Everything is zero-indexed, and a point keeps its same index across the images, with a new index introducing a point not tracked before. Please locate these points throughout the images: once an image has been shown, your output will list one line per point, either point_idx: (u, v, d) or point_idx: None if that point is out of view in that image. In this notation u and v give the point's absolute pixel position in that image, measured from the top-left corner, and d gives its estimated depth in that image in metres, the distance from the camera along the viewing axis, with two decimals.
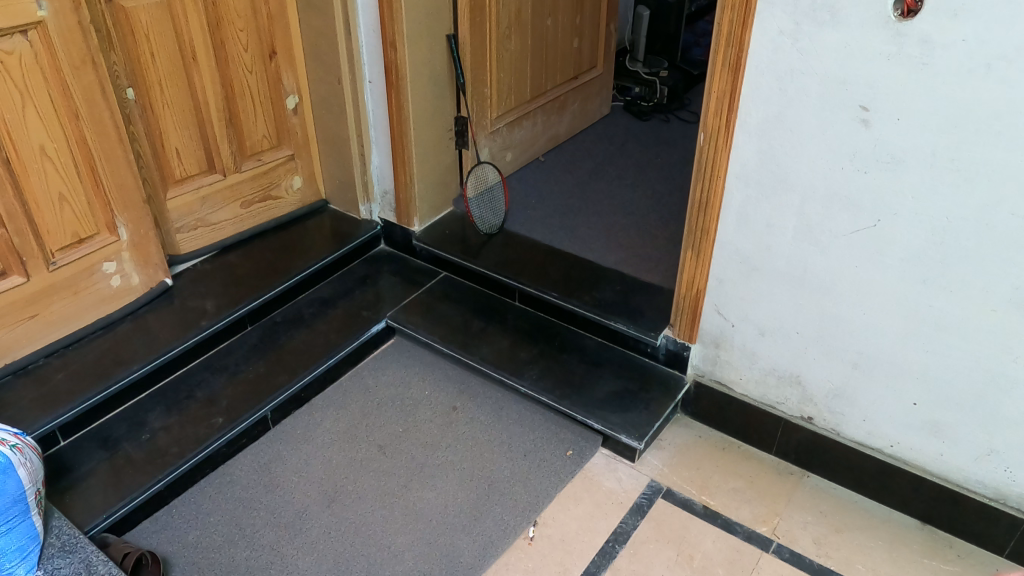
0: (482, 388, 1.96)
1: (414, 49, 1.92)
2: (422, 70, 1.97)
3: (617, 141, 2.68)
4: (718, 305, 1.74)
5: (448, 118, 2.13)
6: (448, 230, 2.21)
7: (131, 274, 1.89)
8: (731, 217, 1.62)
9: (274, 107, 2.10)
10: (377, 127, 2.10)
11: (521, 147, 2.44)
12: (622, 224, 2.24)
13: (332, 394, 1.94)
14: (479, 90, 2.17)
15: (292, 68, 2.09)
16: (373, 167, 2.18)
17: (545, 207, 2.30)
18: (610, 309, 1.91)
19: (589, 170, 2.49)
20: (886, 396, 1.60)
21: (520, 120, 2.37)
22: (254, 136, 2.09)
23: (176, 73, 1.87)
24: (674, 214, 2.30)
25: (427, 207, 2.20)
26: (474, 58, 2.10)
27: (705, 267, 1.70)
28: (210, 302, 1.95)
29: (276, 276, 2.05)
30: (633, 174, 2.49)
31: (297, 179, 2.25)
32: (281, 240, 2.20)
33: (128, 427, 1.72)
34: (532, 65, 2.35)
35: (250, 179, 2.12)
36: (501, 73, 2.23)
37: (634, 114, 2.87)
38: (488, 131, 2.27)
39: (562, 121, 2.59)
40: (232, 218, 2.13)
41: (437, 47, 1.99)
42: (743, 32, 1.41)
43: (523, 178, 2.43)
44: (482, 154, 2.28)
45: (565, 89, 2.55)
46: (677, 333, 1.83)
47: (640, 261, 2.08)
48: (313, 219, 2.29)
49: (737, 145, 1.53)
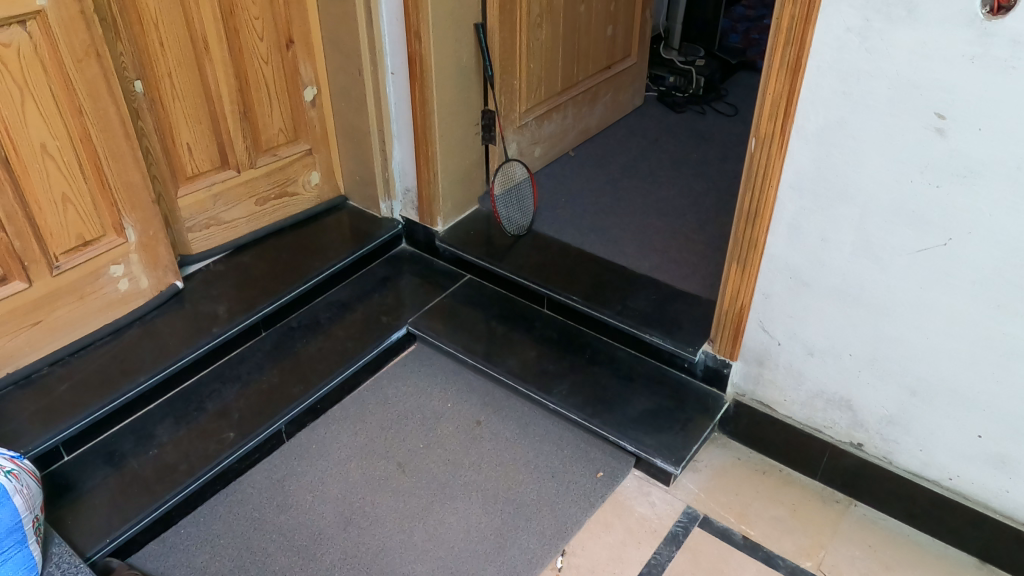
0: (507, 401, 1.86)
1: (439, 39, 1.79)
2: (447, 61, 1.85)
3: (651, 135, 2.54)
4: (763, 322, 1.61)
5: (474, 112, 2.00)
6: (472, 229, 2.08)
7: (139, 277, 1.80)
8: (782, 230, 1.48)
9: (290, 99, 1.99)
10: (399, 122, 1.98)
11: (550, 141, 2.30)
12: (656, 226, 2.11)
13: (350, 405, 1.84)
14: (507, 82, 2.04)
15: (310, 58, 1.97)
16: (394, 163, 2.06)
17: (575, 207, 2.17)
18: (645, 321, 1.79)
19: (621, 167, 2.36)
20: (947, 426, 1.48)
21: (549, 113, 2.24)
22: (269, 130, 1.98)
23: (186, 64, 1.76)
24: (712, 215, 2.16)
25: (451, 206, 2.08)
26: (503, 48, 1.97)
27: (751, 282, 1.57)
28: (222, 307, 1.86)
29: (292, 278, 1.95)
30: (667, 172, 2.35)
31: (315, 174, 2.13)
32: (297, 239, 2.09)
33: (134, 441, 1.64)
34: (564, 55, 2.21)
35: (265, 175, 2.02)
36: (531, 63, 2.09)
37: (669, 105, 2.72)
38: (517, 125, 2.14)
39: (593, 114, 2.45)
40: (246, 217, 2.03)
41: (464, 37, 1.86)
42: (806, 29, 1.27)
43: (552, 174, 2.30)
44: (509, 150, 2.16)
45: (598, 79, 2.41)
46: (717, 349, 1.70)
47: (676, 268, 1.95)
48: (331, 217, 2.18)
49: (792, 153, 1.39)
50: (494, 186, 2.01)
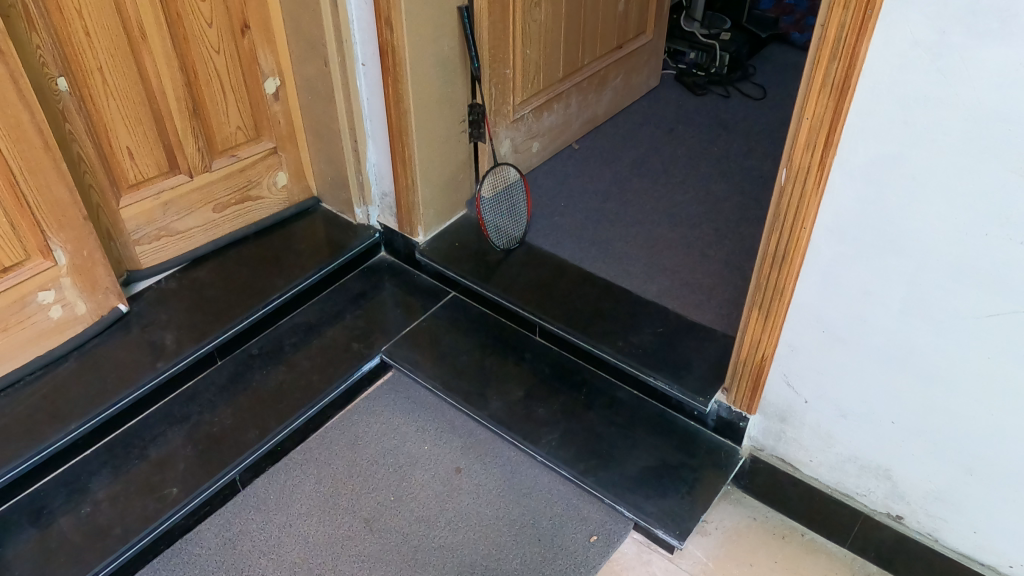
0: (491, 445, 1.64)
1: (414, 27, 1.51)
2: (425, 52, 1.57)
3: (666, 124, 2.26)
4: (788, 376, 1.37)
5: (459, 108, 1.73)
6: (458, 241, 1.83)
7: (75, 303, 1.59)
8: (815, 278, 1.23)
9: (249, 93, 1.73)
10: (372, 119, 1.72)
11: (550, 134, 2.03)
12: (668, 239, 1.85)
13: (315, 446, 1.63)
14: (499, 72, 1.76)
15: (271, 44, 1.70)
16: (369, 165, 1.81)
17: (576, 213, 1.91)
18: (650, 361, 1.55)
19: (631, 163, 2.09)
20: (1010, 512, 1.23)
21: (549, 104, 1.96)
22: (225, 129, 1.73)
23: (120, 57, 1.50)
24: (732, 224, 1.90)
25: (434, 214, 1.83)
26: (493, 34, 1.69)
27: (776, 332, 1.32)
28: (170, 335, 1.64)
29: (252, 298, 1.73)
30: (683, 170, 2.08)
31: (282, 175, 1.88)
32: (262, 250, 1.86)
33: (66, 497, 1.45)
34: (566, 37, 1.92)
35: (222, 179, 1.77)
36: (527, 49, 1.81)
37: (688, 87, 2.43)
38: (510, 119, 1.87)
39: (601, 101, 2.17)
40: (203, 226, 1.80)
41: (445, 24, 1.58)
42: (859, 40, 1.00)
43: (551, 173, 2.04)
44: (501, 147, 1.90)
45: (607, 61, 2.12)
46: (732, 400, 1.47)
47: (688, 293, 1.70)
48: (302, 223, 1.94)
49: (832, 189, 1.13)
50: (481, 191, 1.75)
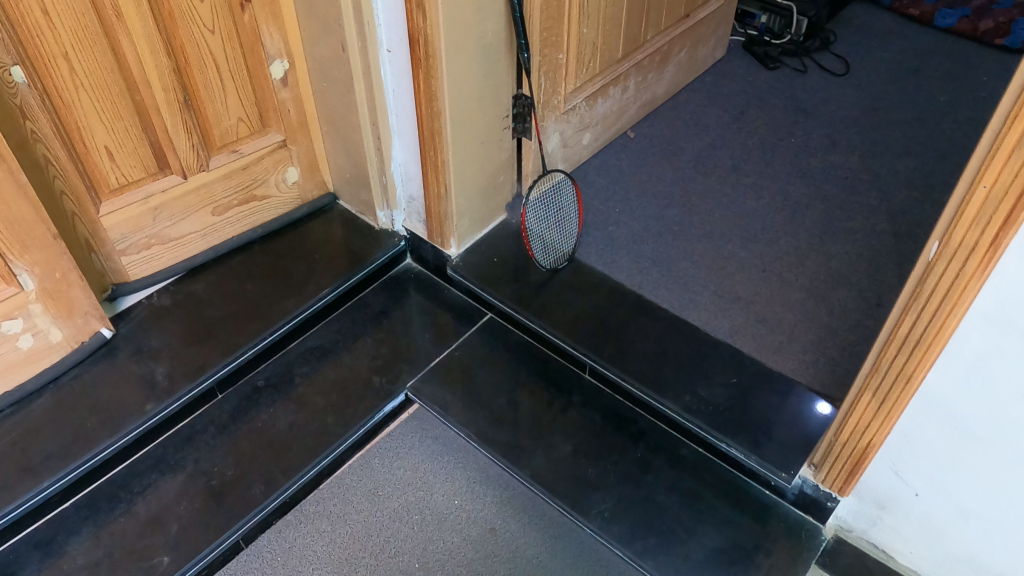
0: (530, 504, 1.40)
1: (450, 10, 1.22)
2: (464, 40, 1.28)
3: (734, 106, 1.95)
4: (896, 465, 1.14)
5: (502, 101, 1.45)
6: (496, 255, 1.58)
7: (49, 329, 1.36)
8: (957, 370, 0.97)
9: (252, 79, 1.44)
10: (398, 114, 1.45)
11: (603, 123, 1.75)
12: (740, 258, 1.58)
13: (328, 498, 1.41)
14: (550, 58, 1.47)
15: (278, 20, 1.40)
16: (394, 164, 1.54)
17: (633, 222, 1.64)
18: (723, 422, 1.32)
19: (695, 157, 1.80)
20: None
21: (604, 89, 1.67)
22: (224, 121, 1.45)
23: (91, 40, 1.23)
24: (815, 240, 1.62)
25: (470, 222, 1.57)
26: (546, 13, 1.38)
27: (891, 420, 1.07)
28: (161, 367, 1.42)
29: (259, 322, 1.49)
30: (755, 166, 1.78)
31: (293, 170, 1.61)
32: (270, 258, 1.61)
33: (40, 562, 1.25)
34: (629, 9, 1.60)
35: (222, 178, 1.51)
36: (584, 29, 1.51)
37: (757, 57, 2.10)
38: (561, 111, 1.59)
39: (661, 80, 1.87)
40: (201, 231, 1.55)
41: (488, 3, 1.28)
42: None
43: (603, 170, 1.75)
44: (549, 143, 1.62)
45: (672, 34, 1.81)
46: (822, 479, 1.23)
47: (766, 332, 1.44)
48: (316, 225, 1.68)
49: (1001, 274, 0.85)
50: (527, 204, 1.47)
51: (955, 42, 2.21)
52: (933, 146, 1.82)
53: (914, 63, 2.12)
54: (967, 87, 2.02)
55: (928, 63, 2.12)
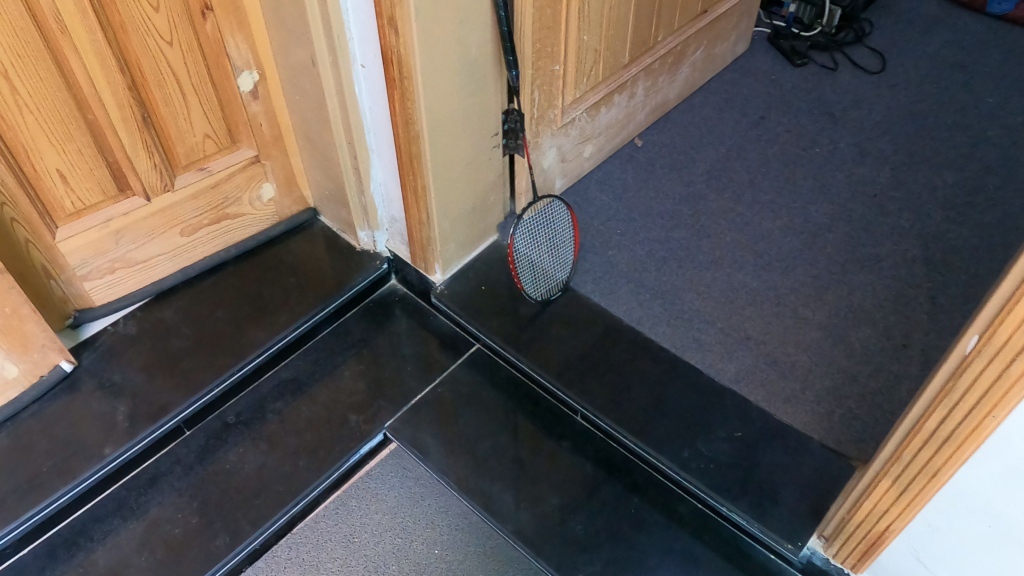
0: (515, 559, 1.29)
1: (426, 27, 1.08)
2: (443, 58, 1.15)
3: (754, 109, 1.78)
4: (919, 552, 0.98)
5: (490, 119, 1.32)
6: (484, 283, 1.47)
7: (4, 365, 1.26)
8: (993, 467, 0.81)
9: (218, 92, 1.32)
10: (376, 132, 1.32)
11: (608, 132, 1.60)
12: (752, 289, 1.44)
13: (299, 544, 1.31)
14: (545, 70, 1.32)
15: (245, 29, 1.27)
16: (374, 184, 1.42)
17: (635, 247, 1.51)
18: (724, 483, 1.20)
19: (707, 170, 1.65)
20: None
21: (608, 98, 1.53)
22: (188, 138, 1.34)
23: (34, 59, 1.10)
24: (837, 268, 1.47)
25: (456, 247, 1.45)
26: (540, 23, 1.24)
27: (913, 509, 0.93)
28: (123, 406, 1.33)
29: (228, 355, 1.40)
30: (774, 180, 1.62)
31: (268, 186, 1.50)
32: (244, 281, 1.51)
33: None
34: (637, 11, 1.45)
35: (190, 198, 1.40)
36: (585, 36, 1.36)
37: (779, 50, 1.93)
38: (558, 124, 1.45)
39: (674, 83, 1.72)
40: (169, 253, 1.45)
41: (472, 16, 1.14)
42: None
43: (606, 185, 1.62)
44: (545, 158, 1.48)
45: (687, 33, 1.65)
46: (835, 554, 1.10)
47: (777, 378, 1.31)
48: (294, 243, 1.57)
49: None
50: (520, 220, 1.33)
51: (1004, 34, 2.00)
52: (975, 158, 1.65)
53: (959, 58, 1.93)
54: (1021, 86, 1.82)
55: (975, 58, 1.92)
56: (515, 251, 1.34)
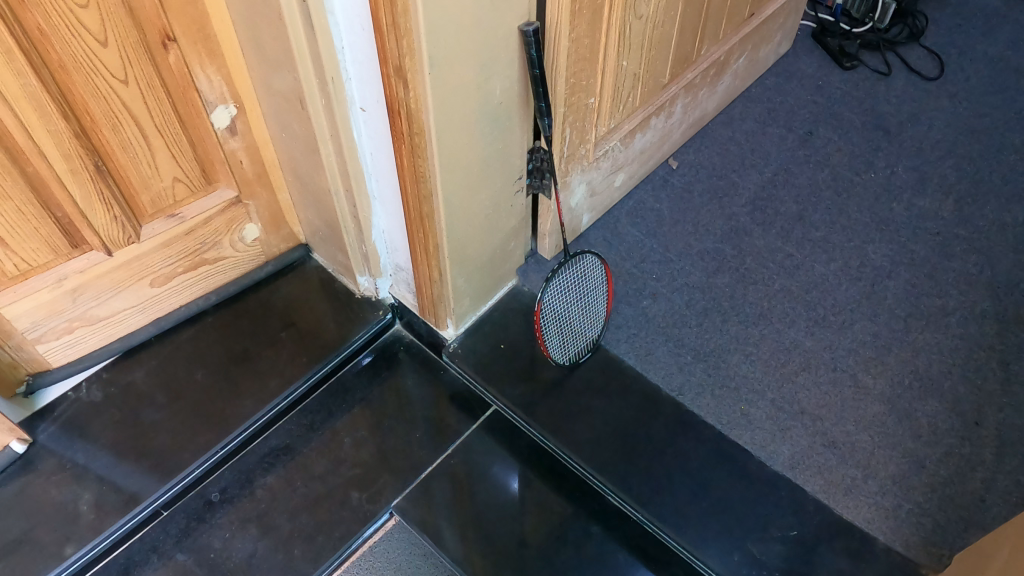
0: None
1: (442, 79, 0.88)
2: (461, 108, 0.94)
3: (801, 123, 1.59)
4: None
5: (514, 165, 1.12)
6: (504, 341, 1.29)
7: None
8: None
9: (187, 130, 1.11)
10: (378, 179, 1.12)
11: (641, 157, 1.40)
12: (805, 350, 1.28)
13: None
14: (579, 106, 1.11)
15: (217, 58, 1.05)
16: (376, 231, 1.22)
17: (673, 295, 1.33)
18: None
19: (751, 200, 1.46)
20: None
21: (645, 123, 1.32)
22: (153, 183, 1.13)
23: None
24: (899, 325, 1.31)
25: (470, 300, 1.26)
26: (575, 55, 1.03)
27: None
28: (87, 494, 1.16)
29: (210, 429, 1.22)
30: (825, 215, 1.44)
31: (252, 227, 1.30)
32: (227, 334, 1.33)
33: None
34: (683, 24, 1.23)
35: (160, 247, 1.21)
36: (624, 60, 1.15)
37: (823, 46, 1.74)
38: (589, 160, 1.25)
39: (714, 95, 1.51)
40: (138, 306, 1.26)
41: (496, 57, 0.94)
42: None
43: (638, 216, 1.43)
44: (574, 196, 1.29)
45: (732, 41, 1.43)
46: None
47: (836, 464, 1.16)
48: (284, 287, 1.39)
49: None
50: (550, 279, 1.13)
51: None
52: None
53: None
54: None
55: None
56: (540, 314, 1.15)
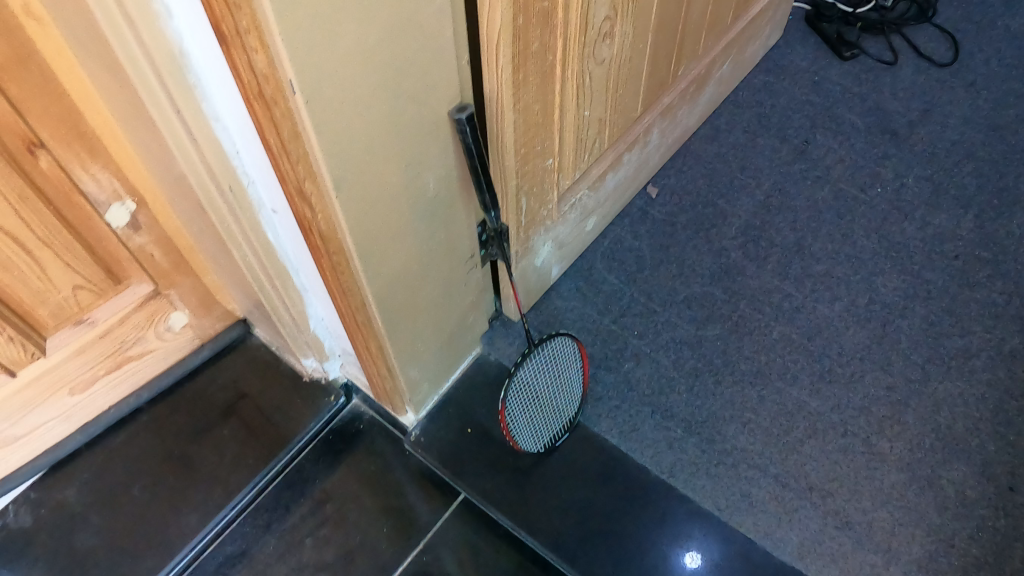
0: None
1: (355, 197, 0.72)
2: (387, 215, 0.78)
3: (796, 131, 1.42)
4: None
5: (462, 247, 0.96)
6: (471, 424, 1.16)
7: None
8: None
9: (80, 234, 0.95)
10: (305, 275, 0.96)
11: (616, 194, 1.24)
12: (811, 413, 1.13)
13: None
14: (535, 172, 0.95)
15: (98, 155, 0.88)
16: (315, 320, 1.07)
17: (659, 355, 1.18)
18: None
19: (743, 230, 1.29)
20: None
21: (618, 162, 1.15)
22: (51, 294, 0.98)
23: None
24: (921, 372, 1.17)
25: (428, 384, 1.13)
26: (525, 125, 0.86)
27: None
28: None
29: (152, 551, 1.10)
30: (826, 244, 1.28)
31: (178, 315, 1.16)
32: (165, 435, 1.20)
33: None
34: (655, 52, 1.05)
35: (76, 355, 1.06)
36: (587, 110, 0.97)
37: (820, 32, 1.58)
38: (554, 219, 1.08)
39: (697, 109, 1.32)
40: (60, 416, 1.12)
41: (425, 152, 0.77)
42: None
43: (615, 260, 1.27)
44: (541, 255, 1.13)
45: (714, 50, 1.25)
46: None
47: (852, 549, 1.03)
48: (225, 373, 1.26)
49: None
50: (516, 371, 0.96)
51: None
52: None
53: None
54: None
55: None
56: (507, 414, 1.01)
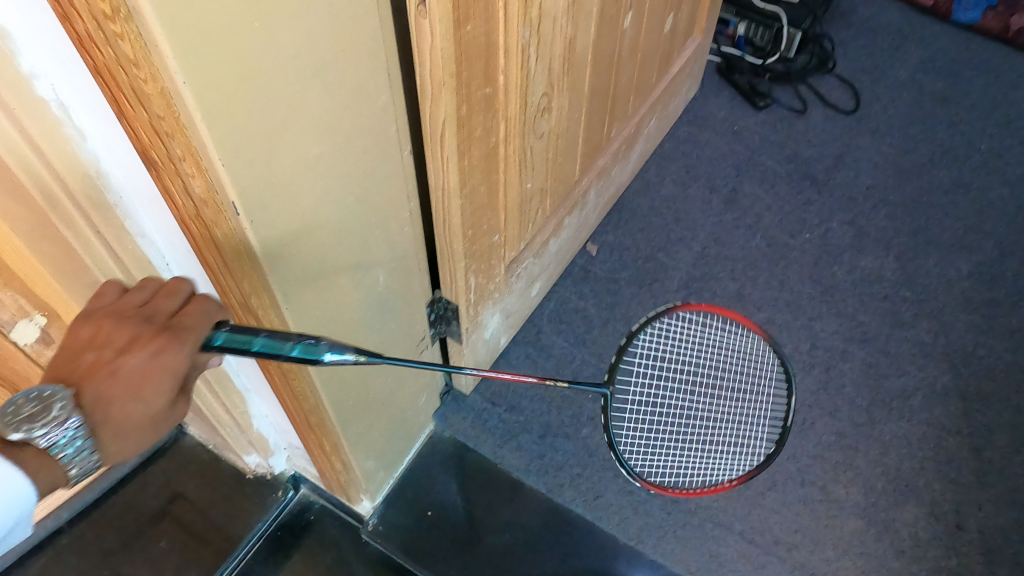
0: None
1: (302, 298, 0.69)
2: (338, 314, 0.75)
3: (723, 180, 1.49)
4: None
5: (415, 329, 0.94)
6: (429, 506, 1.11)
7: None
8: None
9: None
10: (247, 376, 0.90)
11: (559, 257, 1.24)
12: (768, 464, 1.16)
13: None
14: (483, 248, 0.93)
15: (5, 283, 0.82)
16: (257, 418, 1.01)
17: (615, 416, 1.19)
18: None
19: (684, 284, 1.33)
20: None
21: (559, 226, 1.14)
22: None
23: None
24: (868, 403, 1.24)
25: (383, 470, 1.08)
26: (472, 207, 0.84)
27: None
28: None
29: None
30: (765, 291, 1.34)
31: None
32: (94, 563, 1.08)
33: None
34: (590, 120, 1.05)
35: None
36: (529, 182, 0.96)
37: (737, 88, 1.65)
38: (502, 290, 1.06)
39: (629, 165, 1.35)
40: None
41: (373, 244, 0.75)
42: None
43: (563, 321, 1.27)
44: (490, 327, 1.10)
45: (643, 108, 1.27)
46: None
47: None
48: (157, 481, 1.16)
49: None
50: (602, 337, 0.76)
51: (980, 52, 1.78)
52: (987, 236, 1.45)
53: (934, 83, 1.71)
54: (1008, 129, 1.62)
55: (952, 86, 1.70)
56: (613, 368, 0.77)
